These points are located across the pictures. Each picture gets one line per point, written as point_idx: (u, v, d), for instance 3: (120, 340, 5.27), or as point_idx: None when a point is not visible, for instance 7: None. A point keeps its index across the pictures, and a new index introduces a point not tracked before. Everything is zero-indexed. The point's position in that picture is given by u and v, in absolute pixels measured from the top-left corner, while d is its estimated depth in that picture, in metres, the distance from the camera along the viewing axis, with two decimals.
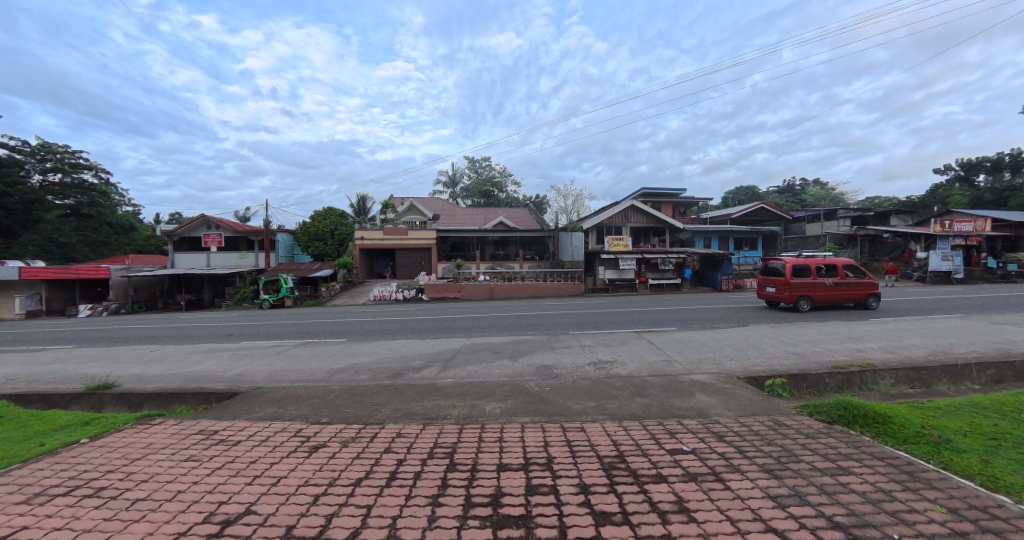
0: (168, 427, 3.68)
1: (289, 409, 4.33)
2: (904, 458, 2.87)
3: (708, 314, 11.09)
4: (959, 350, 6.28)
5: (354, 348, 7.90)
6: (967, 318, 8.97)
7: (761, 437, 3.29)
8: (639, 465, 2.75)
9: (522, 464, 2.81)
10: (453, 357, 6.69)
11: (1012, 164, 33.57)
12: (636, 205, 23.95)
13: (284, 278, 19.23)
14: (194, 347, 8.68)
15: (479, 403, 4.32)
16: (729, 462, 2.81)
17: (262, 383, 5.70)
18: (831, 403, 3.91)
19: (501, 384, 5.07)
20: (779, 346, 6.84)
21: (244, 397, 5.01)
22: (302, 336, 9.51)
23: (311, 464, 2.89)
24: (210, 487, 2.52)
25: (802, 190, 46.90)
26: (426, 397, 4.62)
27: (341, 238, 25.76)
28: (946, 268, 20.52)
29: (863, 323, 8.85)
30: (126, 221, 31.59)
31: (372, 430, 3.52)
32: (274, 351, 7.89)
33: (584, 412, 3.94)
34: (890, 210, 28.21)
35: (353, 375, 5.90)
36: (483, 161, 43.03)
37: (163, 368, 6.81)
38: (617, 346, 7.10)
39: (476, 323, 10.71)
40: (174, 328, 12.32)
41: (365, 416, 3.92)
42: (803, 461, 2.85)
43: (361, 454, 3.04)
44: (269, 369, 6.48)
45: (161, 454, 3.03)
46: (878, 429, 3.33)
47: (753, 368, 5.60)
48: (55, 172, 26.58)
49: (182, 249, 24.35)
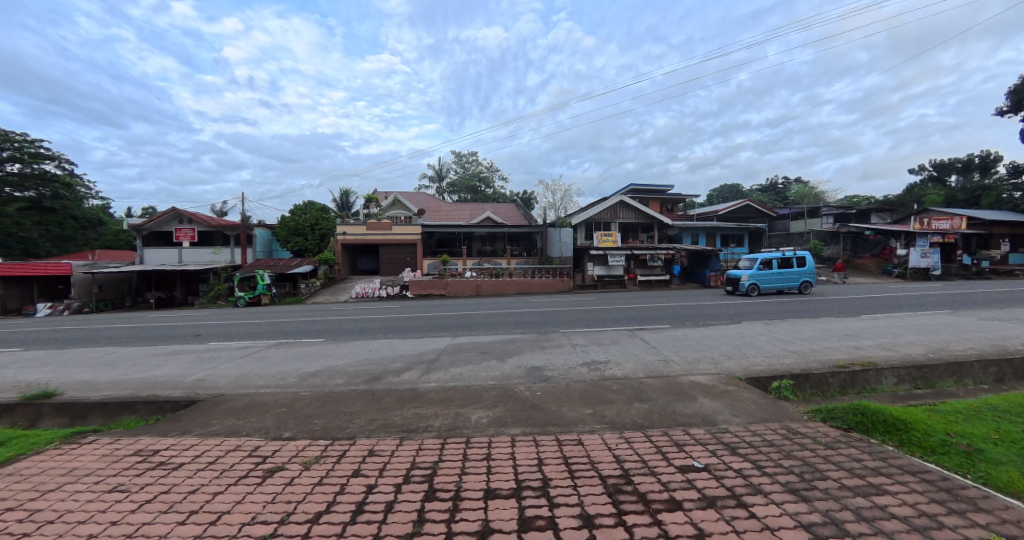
0: (101, 446, 3.17)
1: (249, 422, 3.85)
2: (937, 472, 2.55)
3: (699, 311, 10.90)
4: (956, 347, 6.10)
5: (331, 349, 7.39)
6: (956, 314, 8.97)
7: (777, 449, 2.95)
8: (648, 488, 2.39)
9: (514, 489, 2.43)
10: (437, 358, 6.23)
11: (981, 166, 34.83)
12: (624, 201, 23.77)
13: (259, 274, 18.51)
14: (157, 349, 8.04)
15: (463, 411, 3.90)
16: (749, 482, 2.46)
17: (225, 389, 5.19)
18: (846, 408, 3.59)
19: (488, 388, 4.69)
20: (776, 343, 6.59)
21: (200, 408, 4.49)
22: (275, 336, 8.94)
23: (263, 493, 2.44)
24: (132, 529, 2.06)
25: (785, 188, 47.72)
26: (405, 406, 4.17)
27: (321, 233, 24.83)
28: (925, 265, 20.87)
29: (854, 319, 8.75)
30: (93, 215, 30.02)
31: (341, 447, 3.08)
32: (244, 352, 7.33)
33: (580, 420, 3.57)
34: (871, 208, 28.66)
35: (327, 379, 5.42)
36: (470, 156, 42.42)
37: (116, 373, 6.21)
38: (611, 344, 6.79)
39: (460, 321, 10.27)
40: (136, 328, 11.47)
41: (334, 430, 3.47)
42: (829, 478, 2.52)
43: (324, 479, 2.60)
44: (235, 372, 5.95)
45: (82, 484, 2.54)
46: (900, 437, 3.02)
47: (753, 369, 5.32)
48: (13, 162, 25.07)
49: (151, 244, 23.19)
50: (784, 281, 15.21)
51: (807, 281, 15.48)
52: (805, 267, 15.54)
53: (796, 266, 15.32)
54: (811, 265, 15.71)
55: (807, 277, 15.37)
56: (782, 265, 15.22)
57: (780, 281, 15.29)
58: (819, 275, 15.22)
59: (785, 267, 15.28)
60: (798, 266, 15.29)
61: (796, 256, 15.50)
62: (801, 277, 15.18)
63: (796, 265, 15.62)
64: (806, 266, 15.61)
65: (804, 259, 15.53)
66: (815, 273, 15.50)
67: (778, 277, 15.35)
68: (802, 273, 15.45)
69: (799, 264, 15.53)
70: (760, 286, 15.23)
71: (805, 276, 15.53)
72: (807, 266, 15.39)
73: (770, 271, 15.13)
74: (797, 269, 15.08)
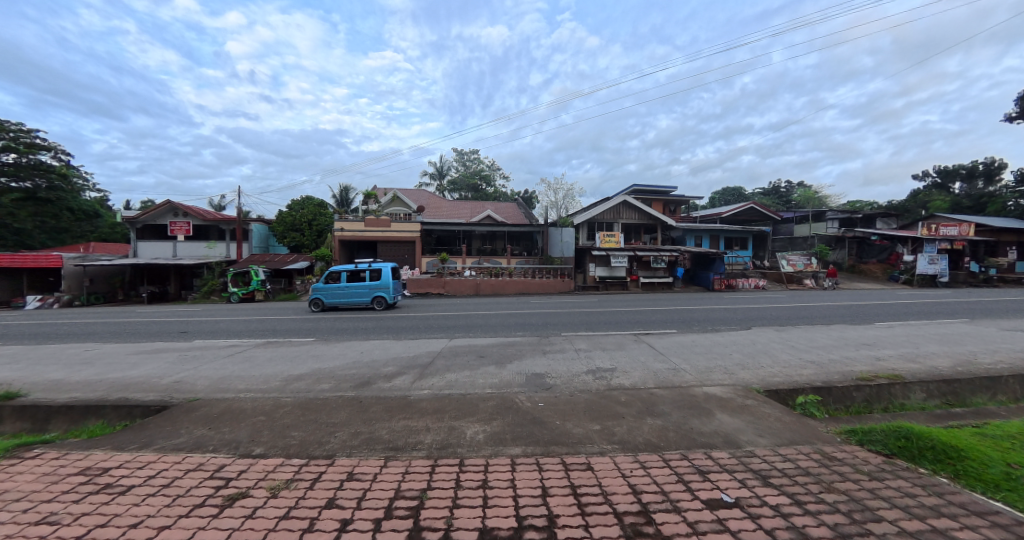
0: (44, 462, 2.78)
1: (220, 434, 3.48)
2: (1008, 514, 2.17)
3: (707, 315, 10.51)
4: (983, 360, 5.70)
5: (321, 349, 7.01)
6: (975, 324, 8.58)
7: (815, 479, 2.58)
8: (673, 530, 2.03)
9: (515, 529, 2.06)
10: (431, 362, 5.84)
11: (986, 173, 34.46)
12: (628, 201, 23.38)
13: (254, 270, 18.06)
14: (138, 347, 7.66)
15: (457, 425, 3.53)
16: (792, 525, 2.08)
17: (203, 393, 4.83)
18: (886, 430, 3.21)
19: (486, 397, 4.32)
20: (790, 352, 6.21)
21: (170, 416, 4.12)
22: (264, 335, 8.55)
23: (216, 529, 2.05)
24: None
25: (788, 192, 47.35)
26: (393, 417, 3.81)
27: (319, 229, 24.39)
28: (933, 272, 20.60)
29: (870, 327, 8.35)
30: (89, 208, 29.57)
31: (317, 469, 2.70)
32: (229, 352, 6.94)
33: (588, 438, 3.20)
34: (878, 213, 28.25)
35: (313, 384, 5.04)
36: (471, 154, 42.02)
37: (88, 373, 5.84)
38: (616, 350, 6.41)
39: (456, 322, 9.86)
40: (119, 323, 11.07)
41: (312, 446, 3.09)
42: (884, 520, 2.14)
43: (292, 510, 2.22)
44: (216, 374, 5.59)
45: (7, 511, 2.16)
46: (955, 468, 2.64)
47: (771, 380, 4.95)
48: (8, 152, 24.68)
49: (145, 237, 22.77)
50: (352, 295, 12.96)
51: (381, 296, 13.05)
52: (380, 280, 13.06)
53: (366, 279, 12.93)
54: (391, 277, 13.16)
55: (378, 291, 13.00)
56: (348, 278, 12.95)
57: (350, 296, 13.02)
58: (387, 291, 12.72)
59: (353, 281, 12.97)
60: (365, 279, 12.87)
61: (371, 268, 13.18)
62: (368, 292, 12.85)
63: (373, 277, 13.21)
64: (383, 279, 13.12)
65: (379, 271, 13.04)
66: (390, 287, 12.95)
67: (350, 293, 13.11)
68: (377, 288, 13.04)
69: (374, 277, 13.11)
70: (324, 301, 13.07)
71: (381, 291, 13.10)
72: (378, 279, 12.95)
73: (335, 284, 12.98)
74: (360, 282, 12.73)
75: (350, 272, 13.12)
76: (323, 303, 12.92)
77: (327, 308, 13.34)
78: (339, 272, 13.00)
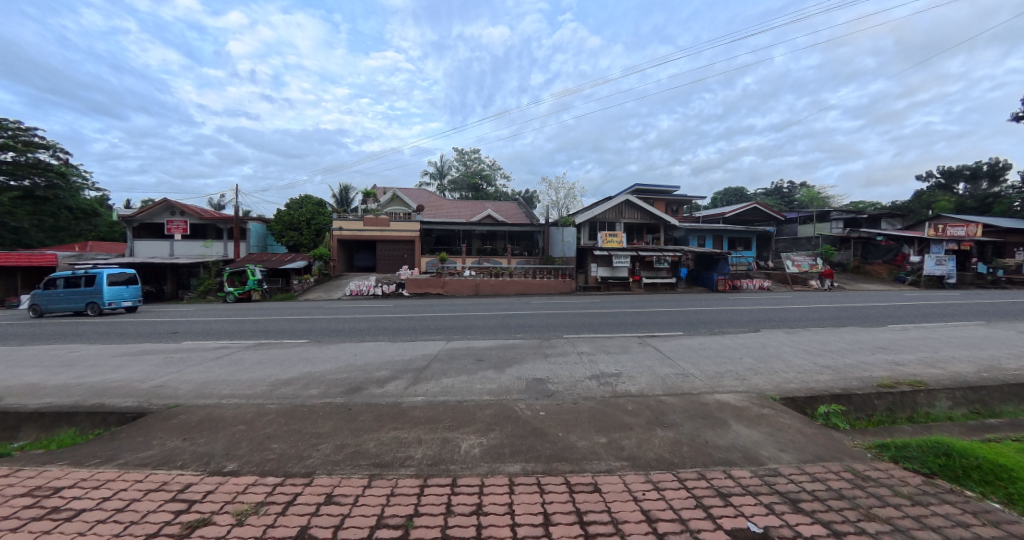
0: None
1: (194, 447, 3.20)
2: None
3: (713, 316, 10.21)
4: (1008, 366, 5.39)
5: (312, 352, 6.74)
6: (992, 326, 8.27)
7: (851, 504, 2.29)
8: None
9: None
10: (426, 366, 5.55)
11: (989, 174, 34.15)
12: (630, 201, 23.08)
13: (250, 270, 17.86)
14: (124, 348, 7.42)
15: (451, 438, 3.25)
16: None
17: (183, 399, 4.57)
18: (922, 445, 2.91)
19: (483, 405, 4.04)
20: (804, 357, 5.91)
21: (146, 426, 3.85)
22: (256, 336, 8.29)
23: None
24: None
25: (790, 192, 47.06)
26: (382, 428, 3.53)
27: (317, 228, 24.14)
28: (940, 273, 20.25)
29: (884, 329, 8.04)
30: (88, 206, 29.40)
31: (293, 490, 2.41)
32: (216, 354, 6.67)
33: (595, 454, 2.92)
34: (883, 213, 27.90)
35: (300, 389, 4.77)
36: (472, 153, 41.79)
37: (68, 376, 5.58)
38: (620, 354, 6.13)
39: (454, 323, 9.59)
40: (111, 323, 10.82)
41: (290, 462, 2.81)
42: None
43: None
44: (201, 378, 5.32)
45: None
46: (1006, 491, 2.34)
47: (787, 387, 4.65)
48: (6, 150, 24.50)
49: (142, 236, 22.57)
50: (67, 302, 13.64)
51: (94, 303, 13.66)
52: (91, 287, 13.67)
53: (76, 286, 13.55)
54: (105, 284, 13.67)
55: (90, 298, 13.54)
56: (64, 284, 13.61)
57: (62, 302, 13.65)
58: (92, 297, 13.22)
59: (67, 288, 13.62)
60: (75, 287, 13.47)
61: (86, 274, 13.69)
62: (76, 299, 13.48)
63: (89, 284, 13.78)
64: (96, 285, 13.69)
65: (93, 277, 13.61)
66: (98, 294, 13.47)
67: (68, 299, 13.75)
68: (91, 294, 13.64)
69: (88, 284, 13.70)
70: (43, 309, 13.73)
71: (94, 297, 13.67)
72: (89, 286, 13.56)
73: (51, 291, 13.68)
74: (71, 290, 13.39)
75: (66, 278, 13.71)
76: (38, 310, 13.63)
77: (49, 314, 14.01)
78: (53, 278, 13.58)
